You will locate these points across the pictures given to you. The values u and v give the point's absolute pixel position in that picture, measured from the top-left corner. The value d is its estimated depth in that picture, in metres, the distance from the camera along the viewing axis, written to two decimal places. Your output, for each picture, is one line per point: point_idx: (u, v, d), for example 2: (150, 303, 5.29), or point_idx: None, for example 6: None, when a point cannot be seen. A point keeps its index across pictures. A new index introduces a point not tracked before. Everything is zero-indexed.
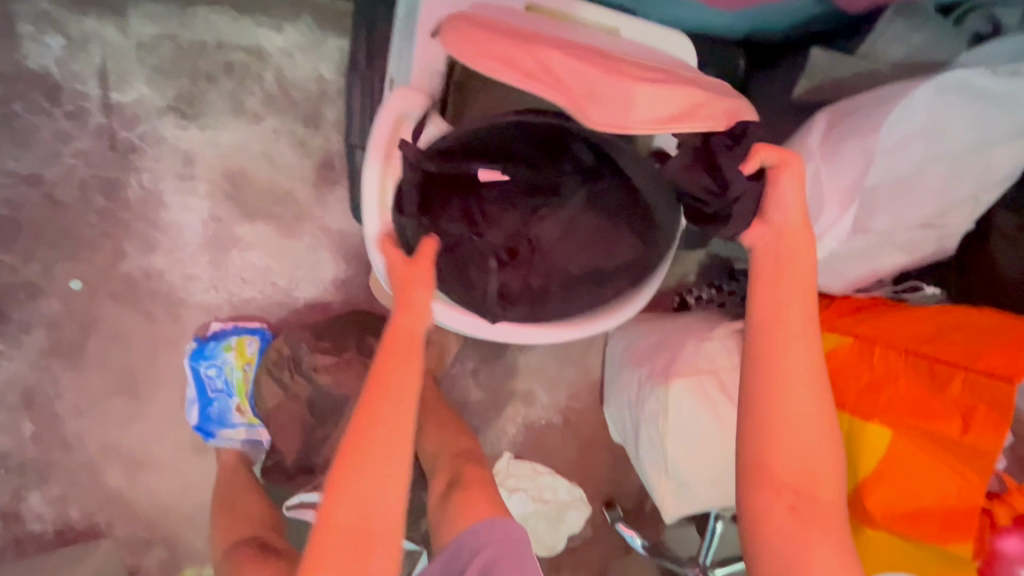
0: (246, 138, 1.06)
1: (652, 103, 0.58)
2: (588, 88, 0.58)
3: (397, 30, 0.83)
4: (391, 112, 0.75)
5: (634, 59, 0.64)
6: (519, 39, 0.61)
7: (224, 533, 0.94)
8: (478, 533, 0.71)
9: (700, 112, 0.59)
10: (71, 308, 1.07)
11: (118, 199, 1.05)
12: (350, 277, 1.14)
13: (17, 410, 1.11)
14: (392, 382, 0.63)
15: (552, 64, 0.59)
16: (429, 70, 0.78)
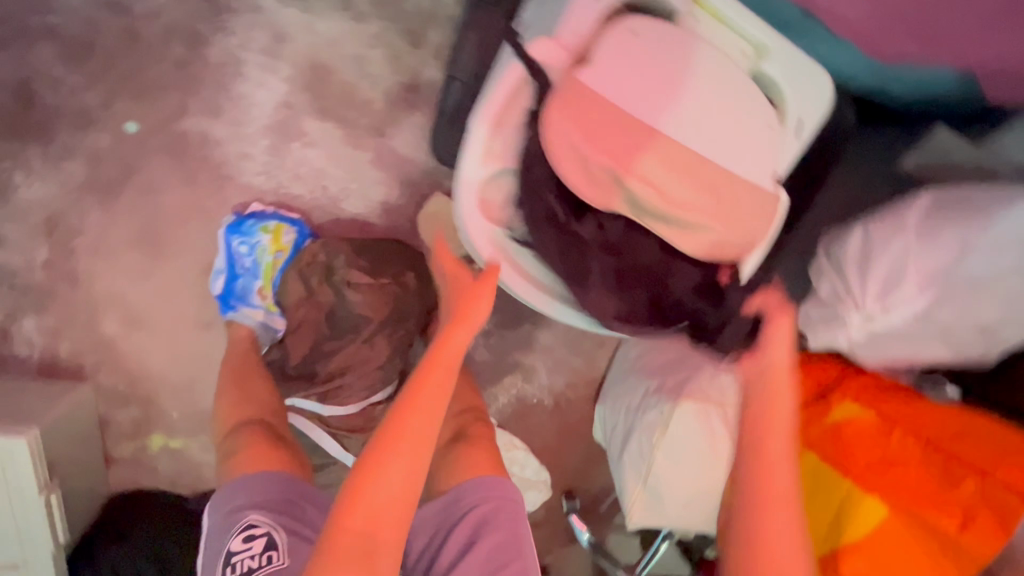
0: (344, 34, 1.02)
1: (669, 214, 0.69)
2: (607, 189, 0.69)
3: None
4: (515, 79, 0.70)
5: (687, 147, 0.68)
6: (582, 116, 0.67)
7: (226, 408, 0.92)
8: (480, 485, 0.73)
9: (684, 238, 0.70)
10: (118, 148, 1.04)
11: (198, 54, 1.01)
12: (400, 205, 1.13)
13: (36, 232, 1.08)
14: (416, 412, 0.62)
15: (591, 159, 0.68)
16: (577, 23, 0.69)
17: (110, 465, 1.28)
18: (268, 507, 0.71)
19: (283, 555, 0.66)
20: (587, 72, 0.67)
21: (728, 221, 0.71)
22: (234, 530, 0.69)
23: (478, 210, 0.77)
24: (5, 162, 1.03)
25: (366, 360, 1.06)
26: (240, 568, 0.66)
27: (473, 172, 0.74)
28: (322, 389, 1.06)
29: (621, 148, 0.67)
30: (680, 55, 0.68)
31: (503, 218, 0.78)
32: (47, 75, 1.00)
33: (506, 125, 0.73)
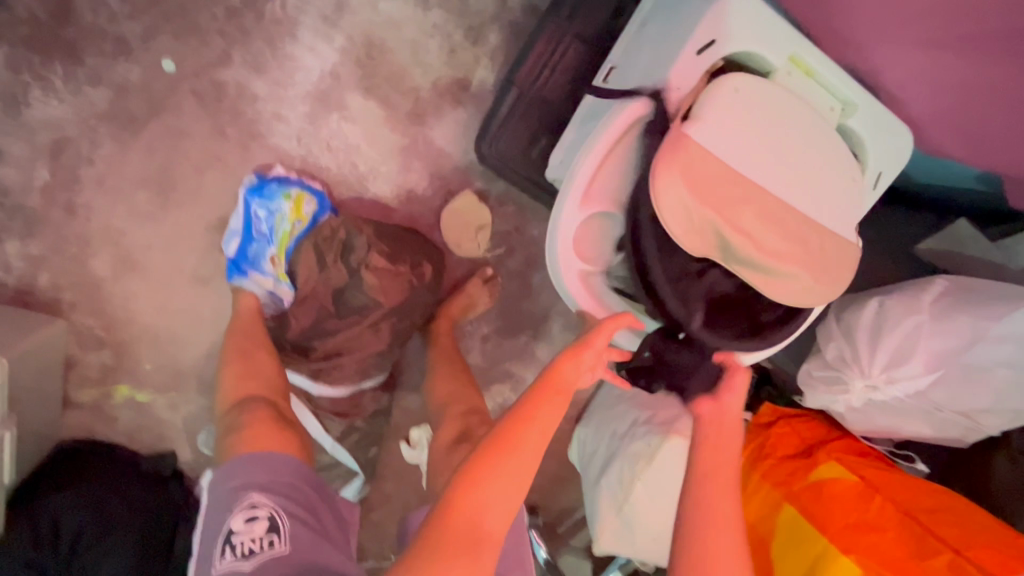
0: (406, 17, 1.02)
1: (764, 263, 0.68)
2: (705, 238, 0.68)
3: (636, 20, 0.81)
4: (625, 123, 0.70)
5: (779, 198, 0.69)
6: (686, 168, 0.66)
7: (233, 382, 0.94)
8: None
9: (772, 285, 0.70)
10: (150, 84, 1.00)
11: (254, 7, 0.98)
12: (427, 196, 1.12)
13: (40, 154, 1.02)
14: (540, 418, 0.65)
15: (695, 211, 0.66)
16: (682, 78, 0.69)
17: (66, 409, 1.20)
18: (270, 491, 0.78)
19: (282, 540, 0.73)
20: (695, 125, 0.67)
21: (816, 271, 0.70)
22: (238, 508, 0.76)
23: (571, 249, 0.74)
24: (24, 75, 0.97)
25: (367, 345, 1.04)
26: (242, 547, 0.72)
27: (573, 209, 0.71)
28: (314, 367, 1.04)
29: (720, 199, 0.67)
30: (776, 116, 0.70)
31: (592, 257, 0.77)
32: None
33: (607, 170, 0.71)
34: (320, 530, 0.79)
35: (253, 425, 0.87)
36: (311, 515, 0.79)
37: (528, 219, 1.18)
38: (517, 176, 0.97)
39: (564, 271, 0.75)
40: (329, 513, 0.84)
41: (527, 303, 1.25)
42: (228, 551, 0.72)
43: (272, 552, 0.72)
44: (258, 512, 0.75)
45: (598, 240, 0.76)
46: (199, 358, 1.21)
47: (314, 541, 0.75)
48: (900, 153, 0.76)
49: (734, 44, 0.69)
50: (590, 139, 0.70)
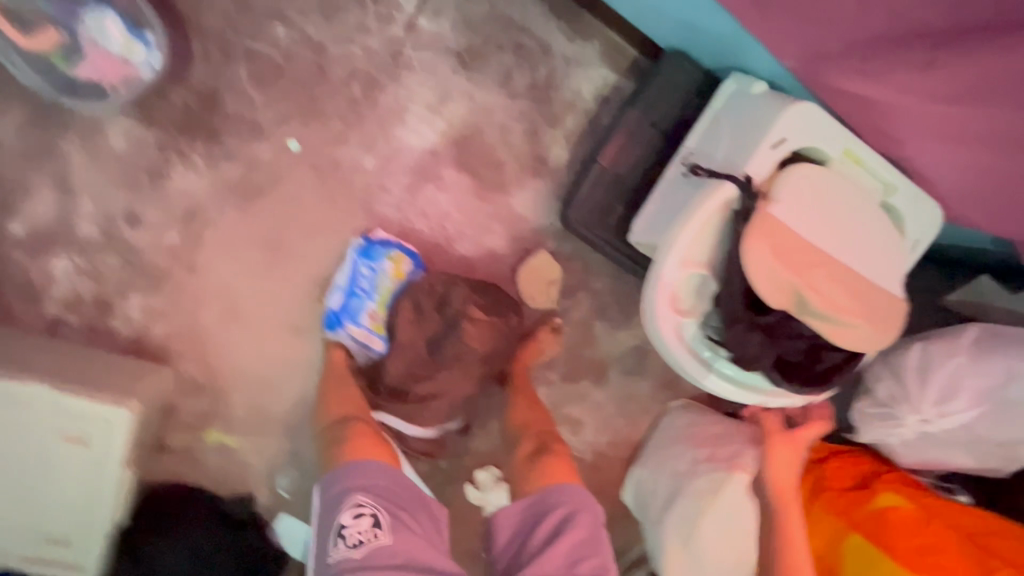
0: (498, 106, 1.19)
1: (832, 317, 0.82)
2: (786, 297, 0.81)
3: (707, 116, 0.98)
4: (716, 200, 0.83)
5: (841, 264, 0.84)
6: (770, 238, 0.81)
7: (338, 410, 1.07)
8: (561, 491, 0.94)
9: (840, 336, 0.83)
10: (276, 161, 1.15)
11: (371, 97, 1.15)
12: (505, 255, 1.26)
13: (173, 220, 1.15)
14: None
15: (778, 274, 0.80)
16: (761, 167, 0.85)
17: (160, 454, 1.27)
18: (370, 491, 0.88)
19: (385, 532, 0.84)
20: (777, 207, 0.83)
21: (874, 323, 0.84)
22: (345, 507, 0.86)
23: (668, 305, 0.86)
24: (170, 153, 1.12)
25: (458, 388, 1.16)
26: (354, 538, 0.83)
27: (671, 271, 0.84)
28: (410, 408, 1.15)
29: (798, 264, 0.82)
30: (834, 197, 0.86)
31: (684, 309, 0.88)
32: (232, 88, 1.11)
33: (699, 236, 0.84)
34: (420, 529, 0.88)
35: (356, 437, 0.97)
36: (408, 515, 0.88)
37: (591, 273, 1.32)
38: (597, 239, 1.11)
39: (663, 322, 0.86)
40: (425, 515, 0.92)
41: (588, 349, 1.37)
42: (340, 541, 0.84)
43: (379, 543, 0.83)
44: (362, 508, 0.86)
45: (691, 297, 0.88)
46: (286, 405, 1.29)
47: (416, 538, 0.86)
48: (932, 224, 0.92)
49: (799, 140, 0.86)
50: (686, 211, 0.83)
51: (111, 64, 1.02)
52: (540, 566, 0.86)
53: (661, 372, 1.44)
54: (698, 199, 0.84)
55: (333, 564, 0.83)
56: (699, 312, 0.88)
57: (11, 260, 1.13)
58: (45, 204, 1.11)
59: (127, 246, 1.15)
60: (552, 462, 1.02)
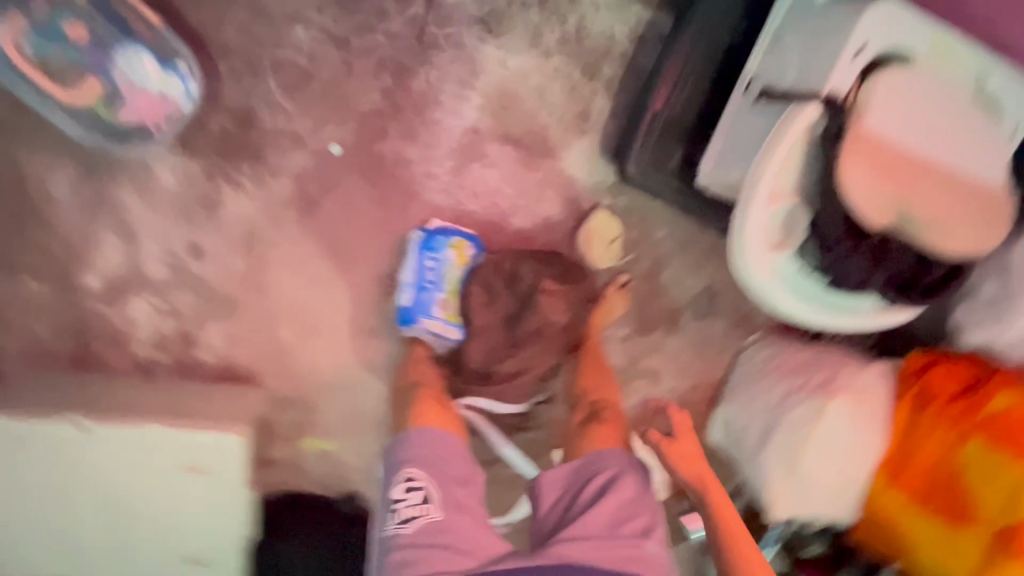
0: (531, 68, 1.14)
1: (934, 224, 0.82)
2: (887, 213, 0.81)
3: (765, 38, 0.94)
4: (800, 125, 0.78)
5: (939, 170, 0.82)
6: (865, 158, 0.79)
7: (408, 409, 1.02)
8: (606, 456, 0.92)
9: (944, 243, 0.83)
10: (322, 168, 1.13)
11: (403, 84, 1.11)
12: (561, 220, 1.23)
13: (234, 245, 1.15)
14: None
15: (876, 192, 0.80)
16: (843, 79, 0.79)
17: (263, 470, 1.28)
18: (420, 464, 0.88)
19: (435, 507, 0.84)
20: (869, 119, 0.80)
21: (977, 222, 0.84)
22: (396, 480, 0.87)
23: (761, 244, 0.83)
24: (219, 179, 1.11)
25: (544, 361, 1.17)
26: (403, 515, 0.84)
27: (761, 208, 0.80)
28: (498, 388, 1.17)
29: (896, 179, 0.80)
30: (927, 98, 0.82)
31: (777, 245, 0.84)
32: (265, 102, 1.09)
33: (787, 166, 0.79)
34: (470, 505, 0.87)
35: (421, 404, 1.00)
36: (459, 490, 0.87)
37: (649, 223, 1.29)
38: (658, 189, 1.10)
39: (757, 261, 0.84)
40: (475, 488, 0.90)
41: (656, 300, 1.35)
42: (393, 516, 0.85)
43: (427, 520, 0.83)
44: (411, 484, 0.86)
45: (784, 232, 0.83)
46: (373, 405, 1.28)
47: (465, 516, 0.84)
48: None
49: (882, 44, 0.80)
50: (768, 142, 0.79)
51: (151, 104, 1.04)
52: (583, 525, 0.84)
53: (733, 311, 1.42)
54: (779, 127, 0.79)
55: (386, 537, 0.85)
56: (796, 241, 0.84)
57: (92, 312, 1.14)
58: (112, 253, 1.12)
59: (194, 279, 1.15)
60: (600, 429, 1.01)
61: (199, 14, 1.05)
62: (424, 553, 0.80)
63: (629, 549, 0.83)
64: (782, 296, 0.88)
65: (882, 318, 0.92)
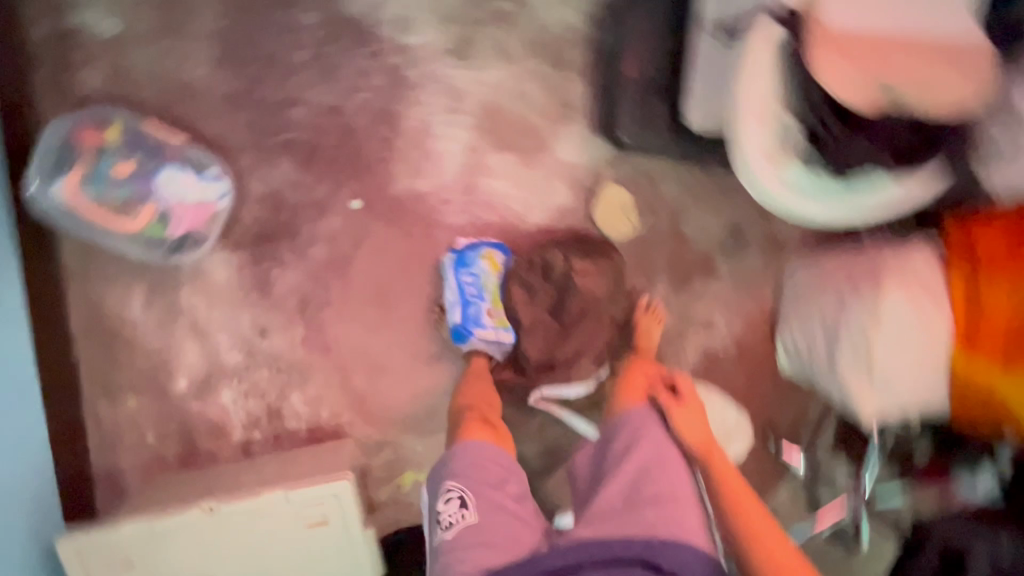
0: (506, 78, 1.23)
1: (919, 87, 0.87)
2: (866, 88, 0.87)
3: None
4: (760, 42, 0.86)
5: (908, 41, 0.89)
6: (830, 44, 0.87)
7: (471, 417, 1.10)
8: (624, 421, 0.97)
9: (933, 102, 0.88)
10: (349, 225, 1.23)
11: (399, 128, 1.21)
12: (575, 205, 1.29)
13: (293, 315, 1.25)
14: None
15: (849, 71, 0.87)
16: None
17: (373, 515, 1.33)
18: (457, 476, 0.91)
19: (472, 513, 0.86)
20: (826, 17, 0.89)
21: (964, 76, 0.88)
22: (438, 493, 0.92)
23: (762, 157, 0.89)
24: (265, 261, 1.22)
25: (598, 334, 1.24)
26: (446, 521, 0.88)
27: (749, 124, 0.88)
28: (562, 372, 1.23)
29: (866, 57, 0.88)
30: None
31: (779, 154, 0.90)
32: (285, 182, 1.20)
33: (760, 81, 0.87)
34: (508, 505, 0.88)
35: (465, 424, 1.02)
36: (495, 493, 0.89)
37: (656, 182, 1.34)
38: (656, 147, 1.17)
39: (763, 172, 0.90)
40: (515, 489, 0.92)
41: (685, 251, 1.40)
42: (438, 524, 0.89)
43: (466, 523, 0.85)
44: (450, 492, 0.90)
45: (781, 140, 0.90)
46: None
47: (503, 516, 0.86)
48: None
49: None
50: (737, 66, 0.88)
51: (193, 212, 1.15)
52: (605, 493, 0.88)
53: (762, 240, 1.45)
54: (743, 51, 0.88)
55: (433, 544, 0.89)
56: (795, 145, 0.90)
57: (188, 410, 1.24)
58: (193, 355, 1.23)
59: (268, 355, 1.26)
60: (627, 385, 1.07)
61: (208, 124, 1.16)
62: (465, 555, 0.82)
63: (653, 512, 0.82)
64: (800, 200, 0.92)
65: (907, 192, 0.94)
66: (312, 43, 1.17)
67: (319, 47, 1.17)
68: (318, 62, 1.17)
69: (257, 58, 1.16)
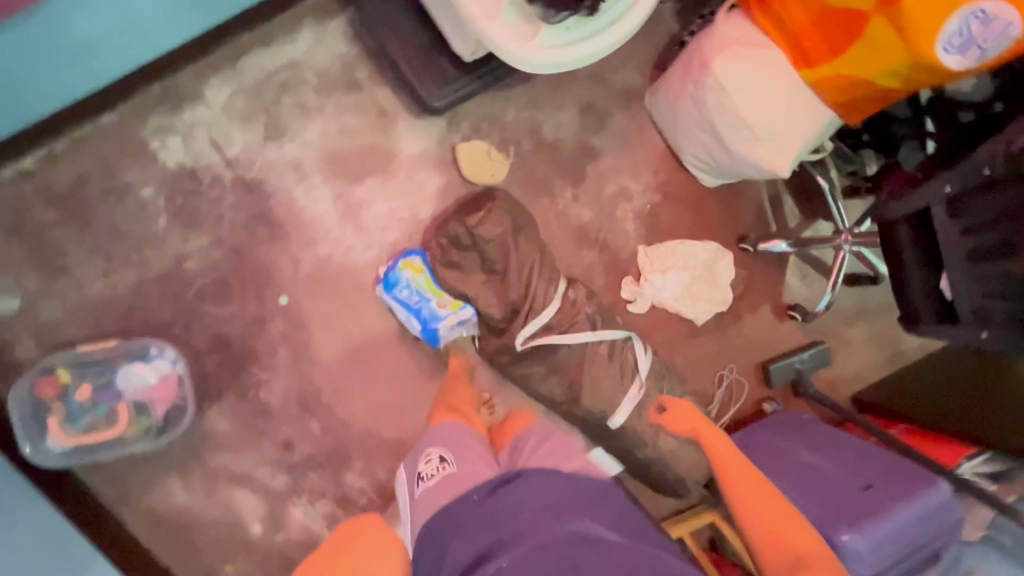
0: (323, 126, 1.36)
1: None
2: None
3: None
4: None
5: None
6: None
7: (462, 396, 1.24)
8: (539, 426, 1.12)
9: None
10: (291, 317, 1.35)
11: (274, 220, 1.34)
12: (447, 180, 1.42)
13: (300, 416, 1.35)
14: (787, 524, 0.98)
15: None
16: None
17: None
18: (436, 444, 1.02)
19: (453, 460, 0.96)
20: None
21: None
22: (419, 459, 1.01)
23: (517, 41, 1.04)
24: (249, 390, 1.33)
25: (530, 257, 1.34)
26: (427, 474, 0.96)
27: (487, 25, 1.02)
28: (528, 310, 1.32)
29: None
30: None
31: (531, 31, 1.05)
32: (220, 320, 1.32)
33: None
34: (480, 455, 0.98)
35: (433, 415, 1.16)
36: (470, 448, 0.99)
37: (496, 118, 1.46)
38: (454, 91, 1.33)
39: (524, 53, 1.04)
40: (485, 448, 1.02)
41: (560, 153, 1.51)
42: (420, 481, 0.97)
43: (446, 471, 0.94)
44: (432, 453, 1.00)
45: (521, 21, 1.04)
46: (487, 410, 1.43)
47: (476, 461, 0.96)
48: None
49: None
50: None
51: (161, 389, 1.26)
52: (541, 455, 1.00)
53: (615, 100, 1.54)
54: None
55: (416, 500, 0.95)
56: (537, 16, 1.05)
57: (278, 546, 1.34)
58: (249, 500, 1.33)
59: (304, 460, 1.35)
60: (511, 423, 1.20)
61: (132, 321, 1.28)
62: (447, 487, 0.91)
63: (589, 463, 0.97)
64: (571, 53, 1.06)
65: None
66: (163, 205, 1.30)
67: (169, 204, 1.30)
68: (178, 216, 1.31)
69: (131, 247, 1.29)
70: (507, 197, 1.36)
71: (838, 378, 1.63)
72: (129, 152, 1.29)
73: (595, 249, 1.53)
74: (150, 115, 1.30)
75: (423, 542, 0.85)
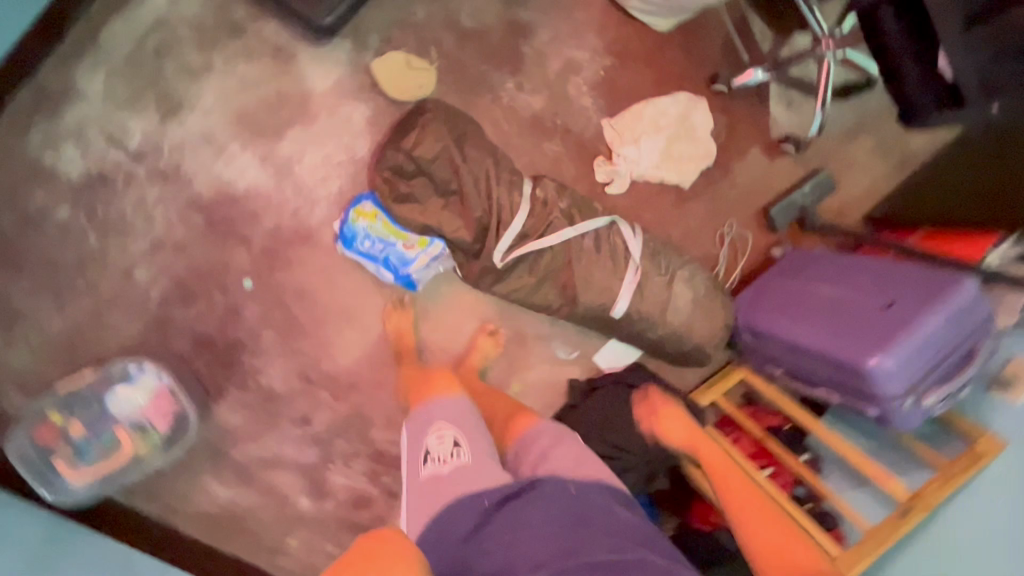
0: (219, 86, 1.24)
1: None
2: None
3: None
4: None
5: None
6: None
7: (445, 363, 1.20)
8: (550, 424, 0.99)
9: None
10: (262, 297, 1.29)
11: (206, 203, 1.25)
12: (372, 106, 1.28)
13: (308, 389, 1.33)
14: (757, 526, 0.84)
15: None
16: None
17: None
18: (447, 422, 0.94)
19: (466, 451, 0.87)
20: None
21: None
22: (427, 434, 0.93)
23: None
24: (246, 379, 1.30)
25: (481, 166, 1.23)
26: (436, 456, 0.88)
27: None
28: (496, 224, 1.23)
29: None
30: None
31: None
32: (191, 321, 1.27)
33: None
34: (491, 450, 0.89)
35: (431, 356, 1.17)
36: (482, 440, 0.90)
37: (402, 22, 1.30)
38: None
39: None
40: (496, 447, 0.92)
41: (486, 40, 1.33)
42: (429, 461, 0.89)
43: (457, 461, 0.86)
44: (446, 432, 0.92)
45: None
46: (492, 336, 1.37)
47: (492, 459, 0.87)
48: None
49: None
50: None
51: (157, 405, 1.25)
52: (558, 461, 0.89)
53: None
54: None
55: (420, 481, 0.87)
56: None
57: (330, 514, 1.35)
58: (287, 481, 1.33)
59: (326, 430, 1.34)
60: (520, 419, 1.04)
61: (105, 346, 1.25)
62: (455, 482, 0.82)
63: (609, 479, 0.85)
64: None
65: None
66: (87, 221, 1.22)
67: (93, 218, 1.22)
68: (107, 228, 1.23)
69: (74, 274, 1.23)
70: (439, 106, 1.23)
71: (851, 201, 1.49)
72: (31, 175, 1.20)
73: (556, 138, 1.38)
74: (37, 129, 1.20)
75: (435, 532, 0.77)
